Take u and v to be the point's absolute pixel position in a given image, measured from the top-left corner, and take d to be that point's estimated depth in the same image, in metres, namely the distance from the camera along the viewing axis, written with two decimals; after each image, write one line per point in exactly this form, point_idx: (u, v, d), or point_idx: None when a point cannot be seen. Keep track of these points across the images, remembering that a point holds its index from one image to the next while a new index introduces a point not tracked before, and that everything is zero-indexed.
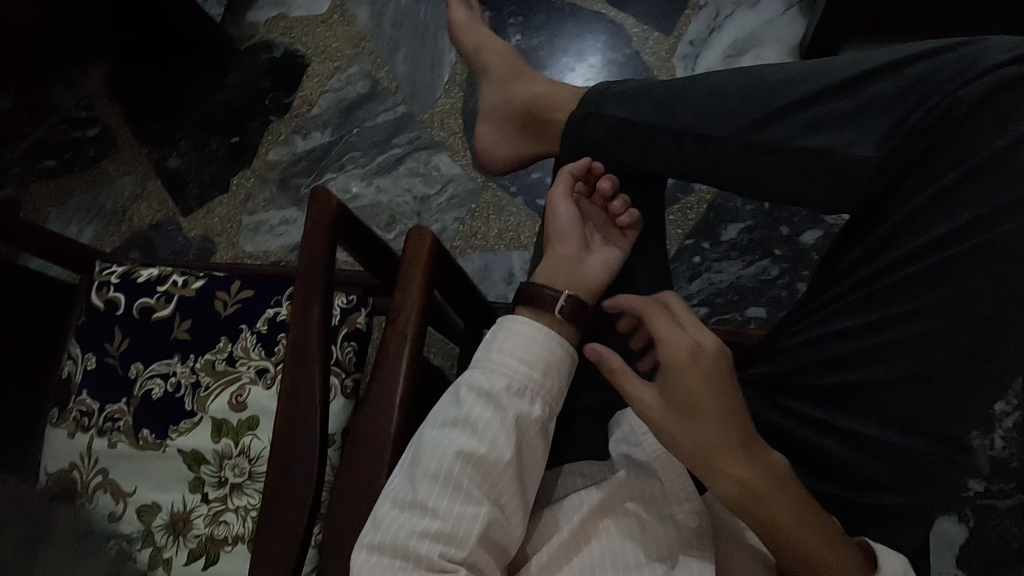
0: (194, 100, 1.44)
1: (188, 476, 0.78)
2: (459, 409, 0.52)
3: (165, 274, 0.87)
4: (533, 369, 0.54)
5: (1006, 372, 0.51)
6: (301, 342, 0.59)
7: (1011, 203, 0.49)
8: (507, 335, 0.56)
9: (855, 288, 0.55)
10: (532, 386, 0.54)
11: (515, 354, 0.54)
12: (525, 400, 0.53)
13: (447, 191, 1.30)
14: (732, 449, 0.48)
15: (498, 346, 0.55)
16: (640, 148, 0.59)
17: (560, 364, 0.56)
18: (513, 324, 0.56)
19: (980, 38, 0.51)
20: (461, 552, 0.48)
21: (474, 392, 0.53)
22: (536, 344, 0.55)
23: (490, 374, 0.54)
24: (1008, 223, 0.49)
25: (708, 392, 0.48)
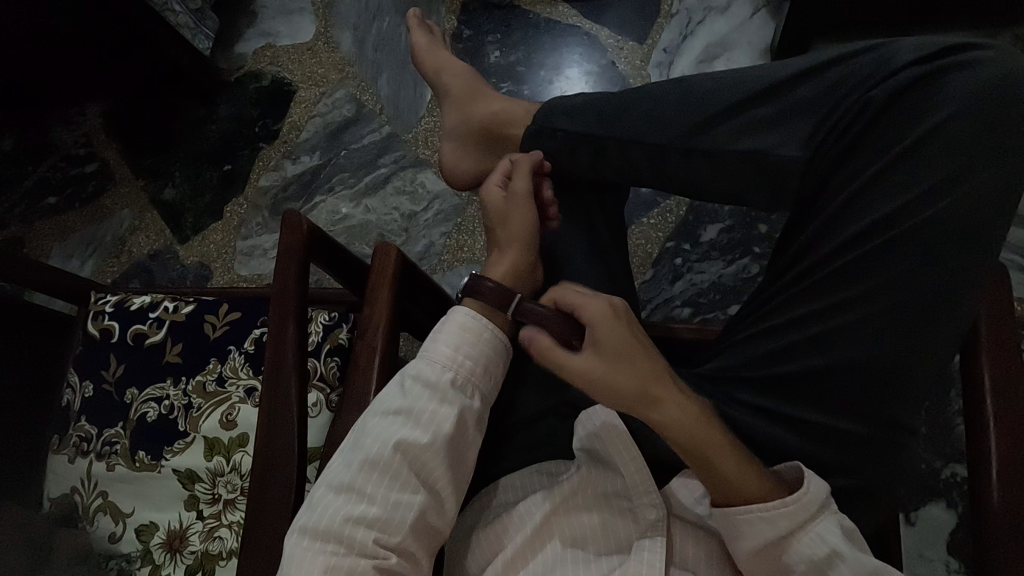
0: (186, 131, 1.49)
1: (183, 495, 0.81)
2: (403, 398, 0.54)
3: (156, 301, 0.91)
4: (476, 366, 0.57)
5: (943, 354, 0.53)
6: (278, 357, 0.62)
7: (935, 187, 0.52)
8: (454, 328, 0.57)
9: (798, 281, 0.58)
10: (473, 381, 0.57)
11: (457, 347, 0.56)
12: (467, 394, 0.56)
13: (433, 207, 1.33)
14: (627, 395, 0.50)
15: (444, 339, 0.57)
16: (592, 158, 0.62)
17: (497, 358, 0.59)
18: (459, 316, 0.58)
19: (887, 42, 0.56)
20: (394, 538, 0.51)
21: (419, 382, 0.55)
22: (477, 336, 0.57)
23: (433, 366, 0.56)
24: (935, 207, 0.52)
25: (633, 344, 0.51)
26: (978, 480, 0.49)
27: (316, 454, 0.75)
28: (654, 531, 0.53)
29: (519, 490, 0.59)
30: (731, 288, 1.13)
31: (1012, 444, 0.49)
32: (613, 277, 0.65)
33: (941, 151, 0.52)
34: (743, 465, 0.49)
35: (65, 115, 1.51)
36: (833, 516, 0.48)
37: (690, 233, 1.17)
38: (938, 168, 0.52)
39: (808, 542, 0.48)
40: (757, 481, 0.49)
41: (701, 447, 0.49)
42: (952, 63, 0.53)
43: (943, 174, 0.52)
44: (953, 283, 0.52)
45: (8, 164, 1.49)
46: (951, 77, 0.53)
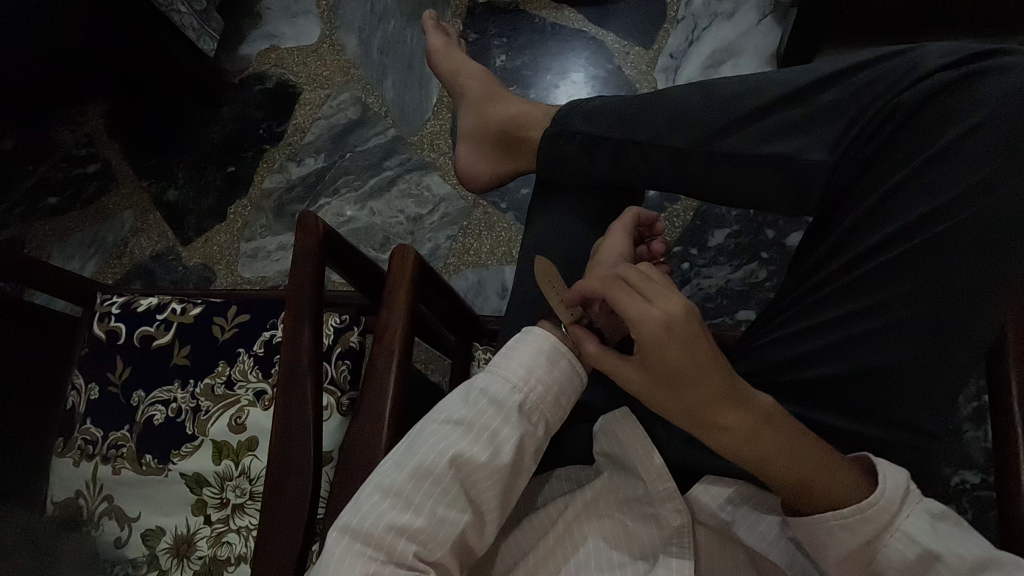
0: (191, 132, 1.48)
1: (191, 499, 0.80)
2: (467, 408, 0.53)
3: (164, 303, 0.90)
4: (547, 393, 0.55)
5: (968, 361, 0.53)
6: (294, 359, 0.61)
7: (961, 194, 0.52)
8: (529, 348, 0.55)
9: (825, 282, 0.57)
10: (541, 407, 0.55)
11: (529, 367, 0.54)
12: (534, 421, 0.54)
13: (439, 210, 1.33)
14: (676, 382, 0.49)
15: (518, 358, 0.55)
16: (611, 161, 0.62)
17: (572, 390, 0.56)
18: (536, 338, 0.56)
19: (908, 48, 0.56)
20: (434, 553, 0.49)
21: (486, 397, 0.53)
22: (553, 362, 0.55)
23: (503, 384, 0.54)
24: (960, 216, 0.52)
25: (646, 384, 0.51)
26: (1007, 495, 0.49)
27: (328, 458, 0.74)
28: (679, 538, 0.52)
29: (538, 495, 0.59)
30: (738, 293, 1.13)
31: None
32: None
33: (967, 158, 0.52)
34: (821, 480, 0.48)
35: (69, 115, 1.51)
36: (918, 508, 0.47)
37: (698, 238, 1.17)
38: (964, 176, 0.52)
39: (895, 543, 0.47)
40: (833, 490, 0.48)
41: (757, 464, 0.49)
42: (978, 70, 0.53)
43: (968, 181, 0.52)
44: (982, 290, 0.52)
45: (10, 164, 1.48)
46: (976, 84, 0.53)
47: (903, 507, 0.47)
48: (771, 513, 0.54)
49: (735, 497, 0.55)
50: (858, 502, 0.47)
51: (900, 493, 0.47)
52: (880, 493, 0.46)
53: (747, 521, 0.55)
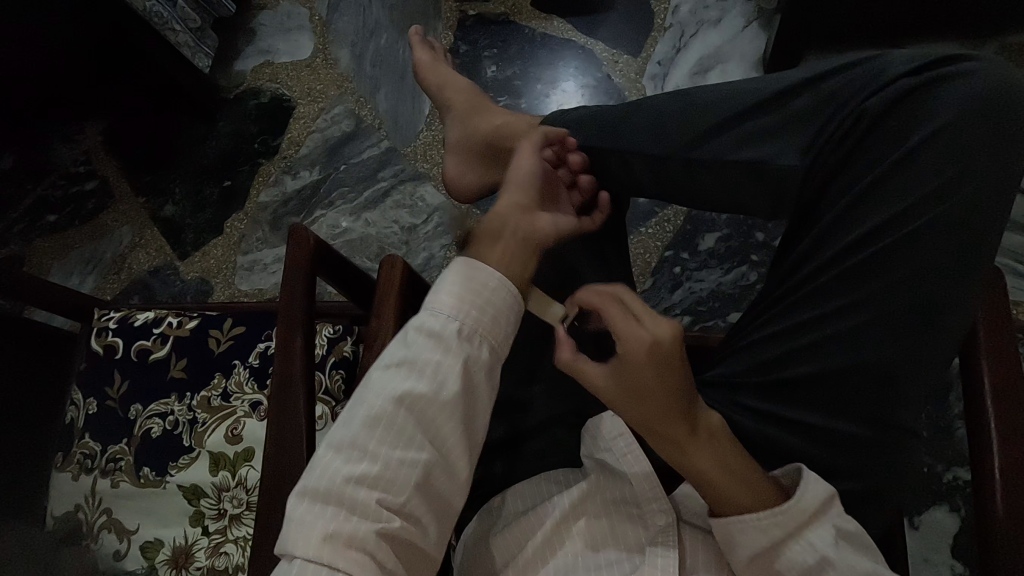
0: (187, 148, 1.50)
1: (188, 510, 0.81)
2: (406, 348, 0.52)
3: (160, 317, 0.91)
4: (484, 316, 0.53)
5: (939, 356, 0.54)
6: (286, 371, 0.62)
7: (931, 192, 0.53)
8: (457, 275, 0.54)
9: (805, 282, 0.58)
10: (484, 331, 0.53)
11: (463, 292, 0.53)
12: (479, 346, 0.53)
13: (433, 220, 1.34)
14: (643, 395, 0.49)
15: (449, 288, 0.53)
16: (594, 169, 0.63)
17: (510, 311, 0.54)
18: (461, 267, 0.54)
19: (877, 54, 0.58)
20: (397, 500, 0.48)
21: (423, 333, 0.52)
22: (483, 280, 0.53)
23: (439, 317, 0.52)
24: (928, 215, 0.53)
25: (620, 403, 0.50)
26: (982, 486, 0.50)
27: None
28: (665, 537, 0.53)
29: (525, 497, 0.60)
30: (730, 295, 1.14)
31: (1015, 445, 0.50)
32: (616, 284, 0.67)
33: (933, 159, 0.54)
34: (749, 494, 0.50)
35: (66, 133, 1.52)
36: (828, 524, 0.49)
37: (689, 242, 1.18)
38: (934, 175, 0.54)
39: (799, 550, 0.49)
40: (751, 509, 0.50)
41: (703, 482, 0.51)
42: (944, 74, 0.55)
43: (935, 182, 0.53)
44: (953, 287, 0.53)
45: (8, 183, 1.50)
46: (944, 87, 0.54)
47: (814, 518, 0.49)
48: None
49: None
50: (772, 507, 0.50)
51: (818, 504, 0.49)
52: (798, 502, 0.49)
53: None
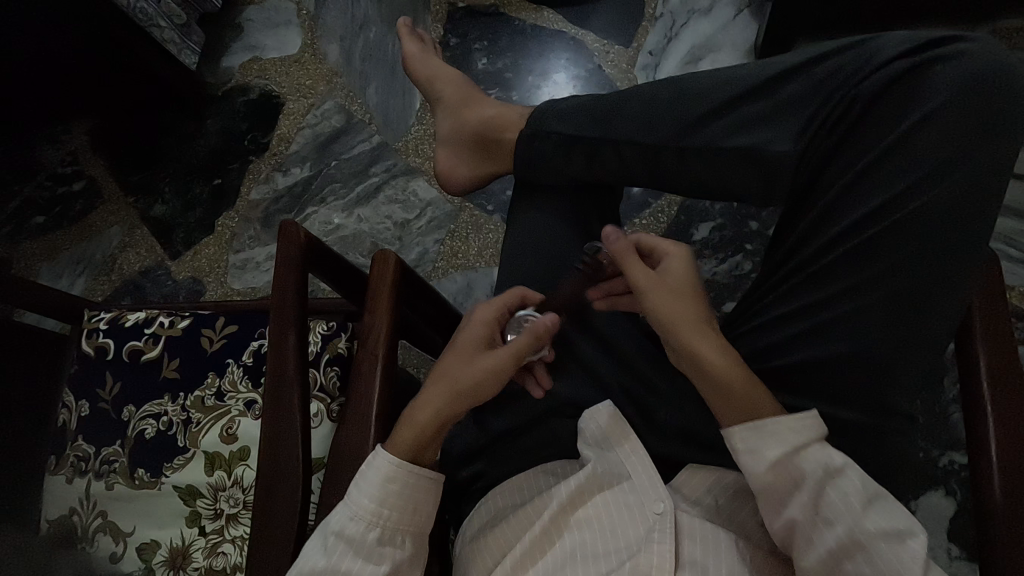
0: (175, 146, 1.48)
1: (184, 511, 0.80)
2: (326, 557, 0.52)
3: (151, 316, 0.90)
4: (402, 516, 0.55)
5: (935, 340, 0.54)
6: (280, 370, 0.62)
7: (923, 178, 0.53)
8: (375, 478, 0.54)
9: (802, 268, 0.58)
10: (401, 531, 0.55)
11: (378, 496, 0.54)
12: (398, 543, 0.55)
13: (426, 214, 1.33)
14: (684, 292, 0.57)
15: (366, 487, 0.55)
16: (587, 160, 0.63)
17: (426, 502, 0.57)
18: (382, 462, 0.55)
19: (870, 36, 0.58)
20: None
21: (344, 539, 0.53)
22: (400, 485, 0.55)
23: (356, 523, 0.54)
24: (921, 199, 0.53)
25: (669, 291, 0.56)
26: (980, 481, 0.50)
27: (319, 465, 0.76)
28: (661, 526, 0.51)
29: (522, 489, 0.59)
30: (725, 285, 1.14)
31: (1012, 428, 0.50)
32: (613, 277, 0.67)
33: (925, 142, 0.54)
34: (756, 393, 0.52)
35: (53, 134, 1.50)
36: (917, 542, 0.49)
37: (683, 232, 1.18)
38: (925, 159, 0.53)
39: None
40: (764, 403, 0.52)
41: (726, 378, 0.52)
42: (937, 55, 0.54)
43: (928, 165, 0.53)
44: (947, 270, 0.53)
45: None
46: (937, 68, 0.54)
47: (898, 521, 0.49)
48: (750, 500, 0.56)
49: (716, 487, 0.55)
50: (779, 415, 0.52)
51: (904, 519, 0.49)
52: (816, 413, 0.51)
53: (728, 508, 0.55)
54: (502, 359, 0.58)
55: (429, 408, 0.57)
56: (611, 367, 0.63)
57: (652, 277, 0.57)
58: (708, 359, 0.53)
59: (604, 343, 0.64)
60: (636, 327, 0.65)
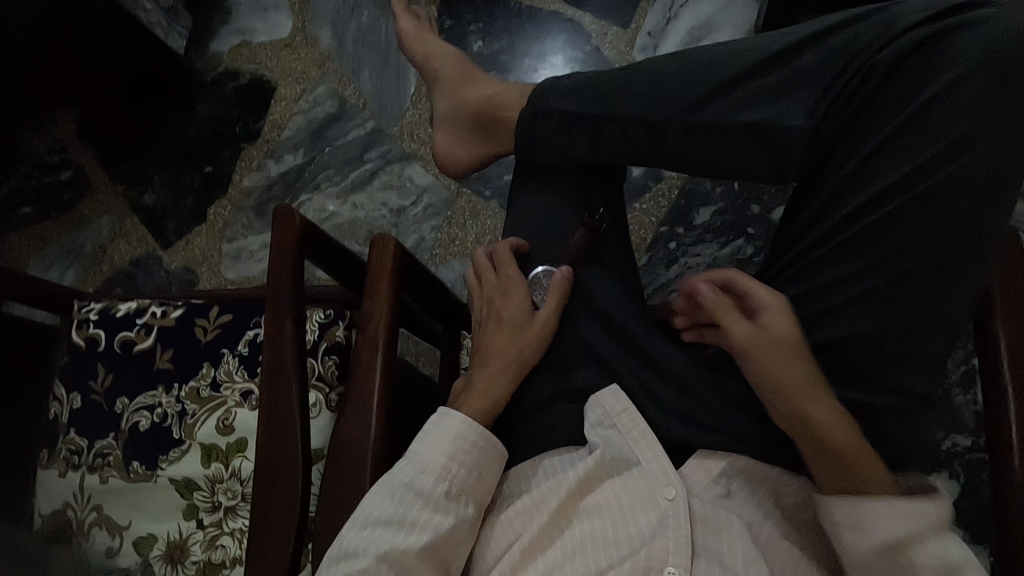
0: (165, 134, 1.45)
1: (181, 504, 0.79)
2: (391, 504, 0.52)
3: (143, 307, 0.88)
4: (469, 474, 0.55)
5: (955, 320, 0.53)
6: (277, 359, 0.60)
7: (943, 150, 0.51)
8: (446, 434, 0.56)
9: (816, 247, 0.56)
10: (466, 490, 0.54)
11: (447, 450, 0.55)
12: (461, 504, 0.54)
13: (422, 201, 1.31)
14: (790, 345, 0.52)
15: (437, 443, 0.55)
16: (591, 139, 0.61)
17: (492, 466, 0.56)
18: (451, 423, 0.56)
19: (886, 6, 0.55)
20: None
21: (411, 488, 0.53)
22: (468, 442, 0.55)
23: (425, 473, 0.54)
24: (940, 172, 0.51)
25: (775, 350, 0.52)
26: (1000, 453, 0.51)
27: (319, 456, 0.74)
28: (675, 512, 0.50)
29: (529, 475, 0.58)
30: (726, 270, 1.12)
31: None
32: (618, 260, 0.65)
33: (943, 115, 0.52)
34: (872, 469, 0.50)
35: (37, 122, 1.46)
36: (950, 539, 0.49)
37: (683, 217, 1.16)
38: (945, 132, 0.52)
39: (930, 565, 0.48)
40: (879, 481, 0.49)
41: (841, 454, 0.49)
42: (957, 23, 0.52)
43: (948, 139, 0.51)
44: (969, 248, 0.51)
45: None
46: (957, 37, 0.52)
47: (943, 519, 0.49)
48: (763, 484, 0.54)
49: (729, 470, 0.53)
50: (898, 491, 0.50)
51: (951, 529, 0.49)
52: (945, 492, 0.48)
53: (741, 493, 0.53)
54: (547, 317, 0.61)
55: (501, 384, 0.60)
56: (617, 351, 0.61)
57: (750, 329, 0.53)
58: (821, 422, 0.50)
59: (607, 325, 0.62)
60: (642, 311, 0.63)
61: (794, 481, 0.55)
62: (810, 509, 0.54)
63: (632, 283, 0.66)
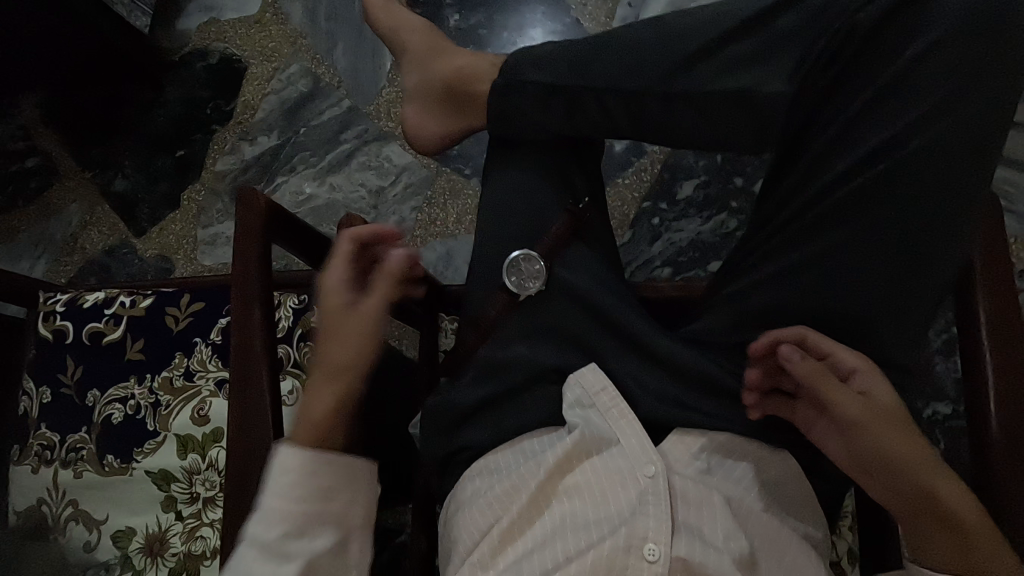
0: (133, 118, 1.39)
1: (159, 496, 0.77)
2: (252, 564, 0.50)
3: (111, 296, 0.85)
4: (318, 504, 0.52)
5: (935, 289, 0.52)
6: (244, 347, 0.58)
7: (925, 112, 0.50)
8: (279, 477, 0.52)
9: (798, 216, 0.55)
10: (316, 519, 0.52)
11: (283, 493, 0.51)
12: (318, 529, 0.52)
13: (401, 180, 1.28)
14: (895, 414, 0.50)
15: (274, 489, 0.51)
16: (566, 111, 0.58)
17: (341, 483, 0.54)
18: (283, 458, 0.52)
19: None
20: None
21: (257, 544, 0.50)
22: (306, 476, 0.52)
23: (267, 524, 0.51)
24: (925, 135, 0.50)
25: (879, 417, 0.50)
26: (976, 415, 0.52)
27: None
28: (654, 489, 0.49)
29: (507, 456, 0.56)
30: (710, 244, 1.11)
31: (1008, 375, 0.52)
32: (597, 236, 0.63)
33: (925, 77, 0.51)
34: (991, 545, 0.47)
35: None
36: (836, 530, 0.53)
37: (666, 191, 1.14)
38: (927, 95, 0.50)
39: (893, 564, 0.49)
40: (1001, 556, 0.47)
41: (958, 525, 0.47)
42: None
43: (930, 102, 0.50)
44: (952, 214, 0.51)
45: None
46: None
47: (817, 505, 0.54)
48: (743, 458, 0.53)
49: (709, 445, 0.53)
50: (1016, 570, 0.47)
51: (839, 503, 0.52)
52: None
53: (721, 469, 0.52)
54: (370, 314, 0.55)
55: (324, 401, 0.53)
56: (596, 329, 0.58)
57: (854, 399, 0.51)
58: (946, 494, 0.48)
59: (585, 304, 0.59)
60: (622, 287, 0.61)
61: (774, 455, 0.54)
62: (792, 480, 0.54)
63: (612, 260, 0.64)
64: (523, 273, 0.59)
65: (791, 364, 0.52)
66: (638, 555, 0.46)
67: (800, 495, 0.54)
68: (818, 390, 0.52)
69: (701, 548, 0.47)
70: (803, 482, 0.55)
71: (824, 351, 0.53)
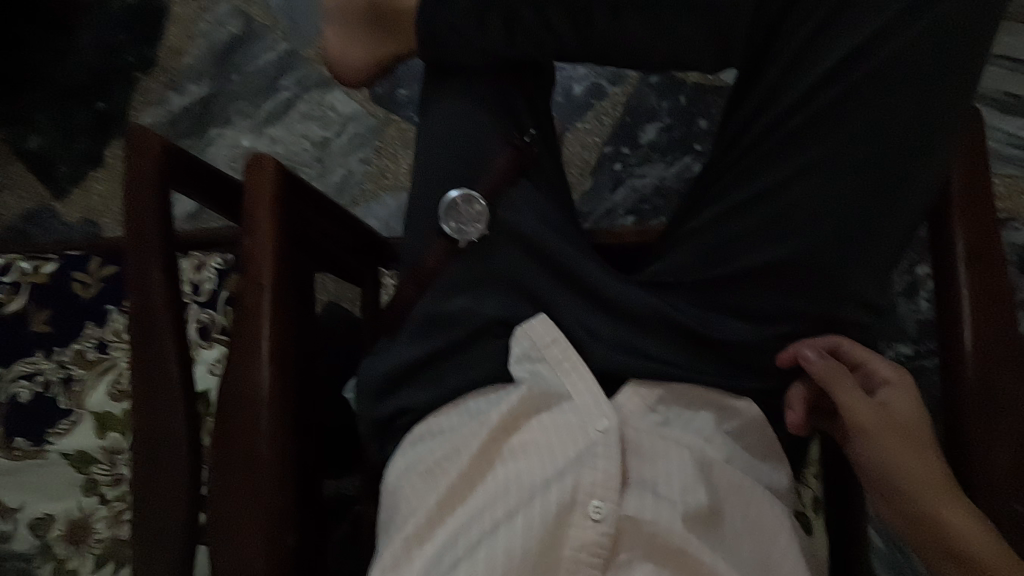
0: (40, 64, 1.23)
1: (78, 480, 0.70)
2: None
3: (9, 263, 0.77)
4: None
5: (904, 216, 0.50)
6: (146, 307, 0.50)
7: (888, 22, 0.47)
8: None
9: (761, 140, 0.51)
10: None
11: None
12: None
13: (347, 130, 1.18)
14: (909, 427, 0.48)
15: None
16: (503, 30, 0.51)
17: None
18: None
19: None
20: None
21: None
22: None
23: None
24: (888, 48, 0.47)
25: (884, 426, 0.48)
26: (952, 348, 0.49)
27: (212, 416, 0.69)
28: (604, 446, 0.45)
29: (449, 418, 0.50)
30: (676, 191, 1.05)
31: (985, 309, 0.48)
32: (547, 177, 0.57)
33: None
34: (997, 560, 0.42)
35: None
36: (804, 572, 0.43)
37: (629, 136, 1.08)
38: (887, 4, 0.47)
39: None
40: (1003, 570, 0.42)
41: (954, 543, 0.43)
42: None
43: (892, 11, 0.47)
44: (919, 135, 0.48)
45: None
46: None
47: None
48: (704, 408, 0.49)
49: (666, 397, 0.48)
50: None
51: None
52: None
53: (679, 420, 0.48)
54: None
55: None
56: (544, 277, 0.53)
57: (874, 409, 0.49)
58: (950, 516, 0.44)
59: (531, 248, 0.53)
60: (575, 231, 0.55)
61: (738, 403, 0.50)
62: (758, 432, 0.50)
63: (564, 201, 0.58)
64: (462, 217, 0.53)
65: (807, 364, 0.50)
66: (582, 514, 0.42)
67: (765, 446, 0.50)
68: (835, 395, 0.49)
69: (652, 504, 0.43)
70: (768, 431, 0.51)
71: (852, 360, 0.51)
